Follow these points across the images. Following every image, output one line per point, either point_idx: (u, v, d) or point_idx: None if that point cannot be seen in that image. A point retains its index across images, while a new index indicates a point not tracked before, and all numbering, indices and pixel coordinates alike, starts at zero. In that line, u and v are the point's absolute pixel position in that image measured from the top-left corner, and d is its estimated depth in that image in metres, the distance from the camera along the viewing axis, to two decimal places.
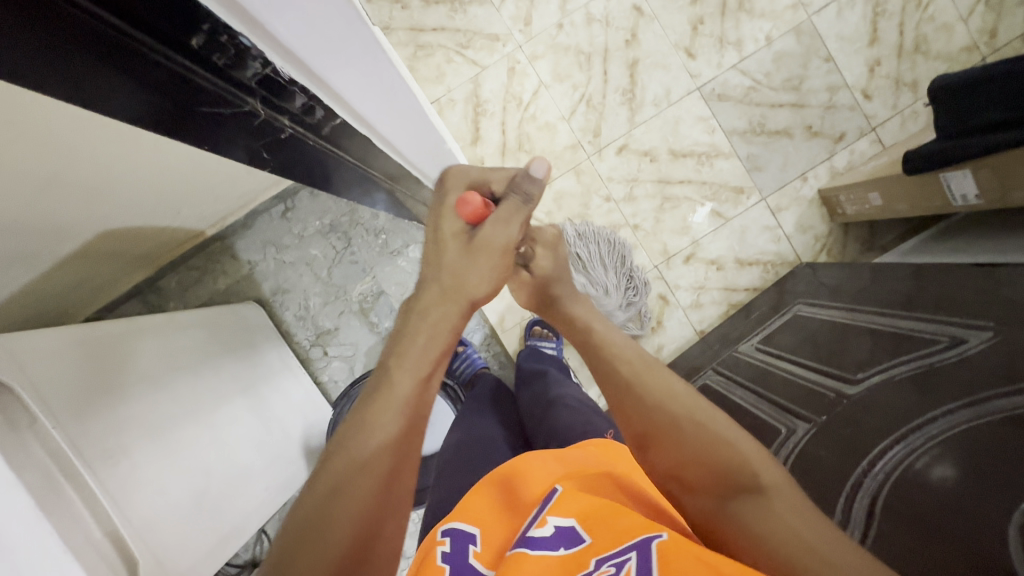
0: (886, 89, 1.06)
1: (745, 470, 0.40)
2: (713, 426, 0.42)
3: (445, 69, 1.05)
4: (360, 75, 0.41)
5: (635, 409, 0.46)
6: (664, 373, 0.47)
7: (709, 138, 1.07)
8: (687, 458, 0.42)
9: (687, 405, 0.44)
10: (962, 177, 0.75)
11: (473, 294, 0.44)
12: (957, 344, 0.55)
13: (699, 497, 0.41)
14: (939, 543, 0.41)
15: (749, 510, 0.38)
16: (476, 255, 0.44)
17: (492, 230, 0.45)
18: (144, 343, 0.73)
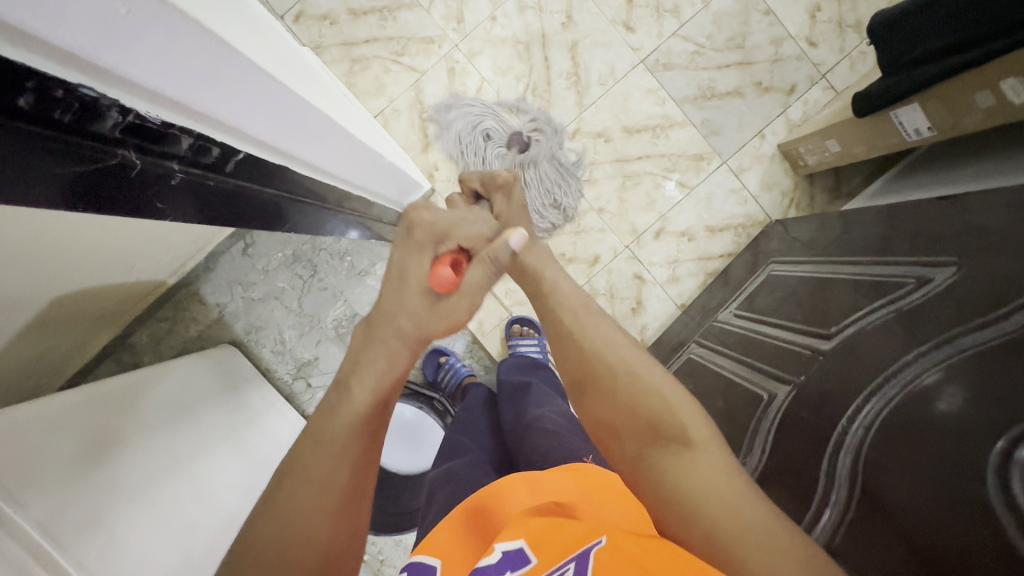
0: (830, 34, 1.05)
1: (670, 419, 0.41)
2: (646, 379, 0.44)
3: (384, 80, 1.03)
4: (266, 105, 0.38)
5: (574, 357, 0.49)
6: (606, 327, 0.50)
7: (660, 109, 1.05)
8: (617, 406, 0.44)
9: (626, 362, 0.46)
10: (912, 111, 0.74)
11: (427, 337, 0.43)
12: (924, 284, 0.54)
13: (625, 442, 0.43)
14: (926, 488, 0.39)
15: (666, 455, 0.40)
16: (435, 315, 0.43)
17: (458, 298, 0.44)
18: (114, 405, 0.71)
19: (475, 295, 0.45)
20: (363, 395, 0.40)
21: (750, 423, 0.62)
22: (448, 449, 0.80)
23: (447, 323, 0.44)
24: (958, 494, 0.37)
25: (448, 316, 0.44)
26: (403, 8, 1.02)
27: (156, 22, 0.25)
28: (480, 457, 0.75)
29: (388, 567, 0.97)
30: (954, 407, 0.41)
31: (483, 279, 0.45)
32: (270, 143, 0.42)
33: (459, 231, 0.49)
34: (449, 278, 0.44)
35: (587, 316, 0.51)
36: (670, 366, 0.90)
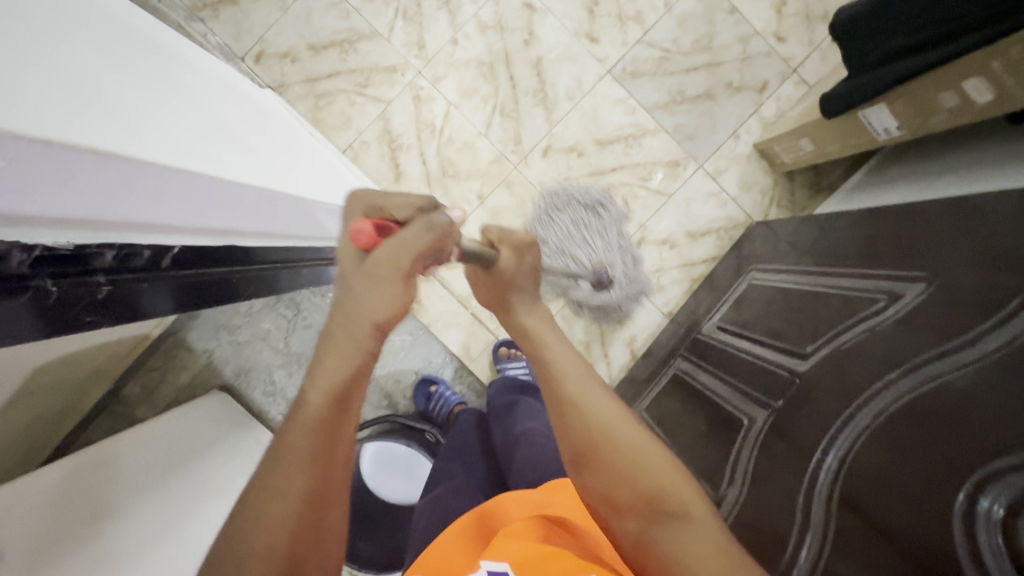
0: (798, 27, 1.03)
1: (672, 497, 0.41)
2: (646, 455, 0.43)
3: (350, 112, 1.02)
4: (199, 199, 0.38)
5: (574, 429, 0.45)
6: (597, 391, 0.48)
7: (632, 118, 1.04)
8: (619, 480, 0.42)
9: (625, 433, 0.44)
10: (879, 111, 0.72)
11: (375, 320, 0.40)
12: (896, 301, 0.53)
13: (626, 521, 0.41)
14: (897, 532, 0.38)
15: (672, 537, 0.39)
16: (367, 282, 0.39)
17: (383, 257, 0.39)
18: (97, 474, 0.71)
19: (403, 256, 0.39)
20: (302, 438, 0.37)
21: (730, 453, 0.61)
22: (435, 477, 0.78)
23: (381, 292, 0.39)
24: (925, 537, 0.37)
25: (377, 283, 0.39)
26: (363, 39, 1.01)
27: (54, 166, 0.25)
28: (471, 481, 0.74)
29: None
30: (913, 438, 0.41)
31: (416, 238, 0.39)
32: (208, 225, 0.41)
33: (392, 199, 0.42)
34: (370, 242, 0.39)
35: (589, 382, 0.48)
36: (658, 382, 0.89)
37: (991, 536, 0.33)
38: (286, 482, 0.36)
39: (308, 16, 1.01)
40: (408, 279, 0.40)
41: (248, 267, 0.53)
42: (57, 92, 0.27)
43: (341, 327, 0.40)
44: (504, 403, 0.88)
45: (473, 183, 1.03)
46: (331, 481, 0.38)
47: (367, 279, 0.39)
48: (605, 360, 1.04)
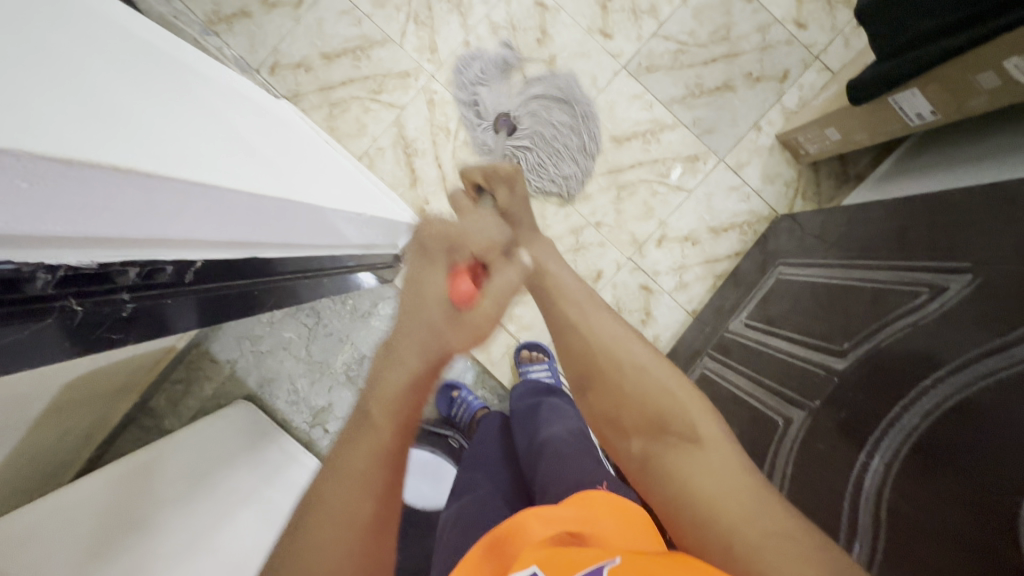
0: (820, 13, 0.99)
1: (677, 414, 0.43)
2: (653, 376, 0.46)
3: (365, 119, 1.02)
4: (219, 213, 0.37)
5: (582, 353, 0.50)
6: (604, 316, 0.52)
7: (649, 114, 1.02)
8: (623, 399, 0.46)
9: (632, 359, 0.48)
10: (911, 96, 0.69)
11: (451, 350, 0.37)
12: (939, 294, 0.50)
13: (632, 439, 0.44)
14: (954, 540, 0.36)
15: (675, 455, 0.40)
16: (457, 328, 0.37)
17: (486, 306, 0.38)
18: (126, 487, 0.71)
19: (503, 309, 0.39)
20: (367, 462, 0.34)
21: (766, 456, 0.59)
22: (459, 484, 0.77)
23: (469, 331, 0.38)
24: (989, 548, 0.34)
25: (470, 330, 0.38)
26: (375, 46, 1.01)
27: (67, 184, 0.24)
28: (493, 490, 0.73)
29: None
30: (970, 440, 0.38)
31: (509, 284, 0.40)
32: (228, 239, 0.41)
33: (472, 238, 0.43)
34: (468, 295, 0.38)
35: (592, 309, 0.53)
36: (685, 382, 0.87)
37: None
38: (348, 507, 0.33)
39: (320, 25, 1.02)
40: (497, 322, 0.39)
41: (270, 278, 0.52)
42: (71, 109, 0.26)
43: (410, 349, 0.36)
44: (526, 408, 0.86)
45: None
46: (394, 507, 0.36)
47: (458, 326, 0.38)
48: None
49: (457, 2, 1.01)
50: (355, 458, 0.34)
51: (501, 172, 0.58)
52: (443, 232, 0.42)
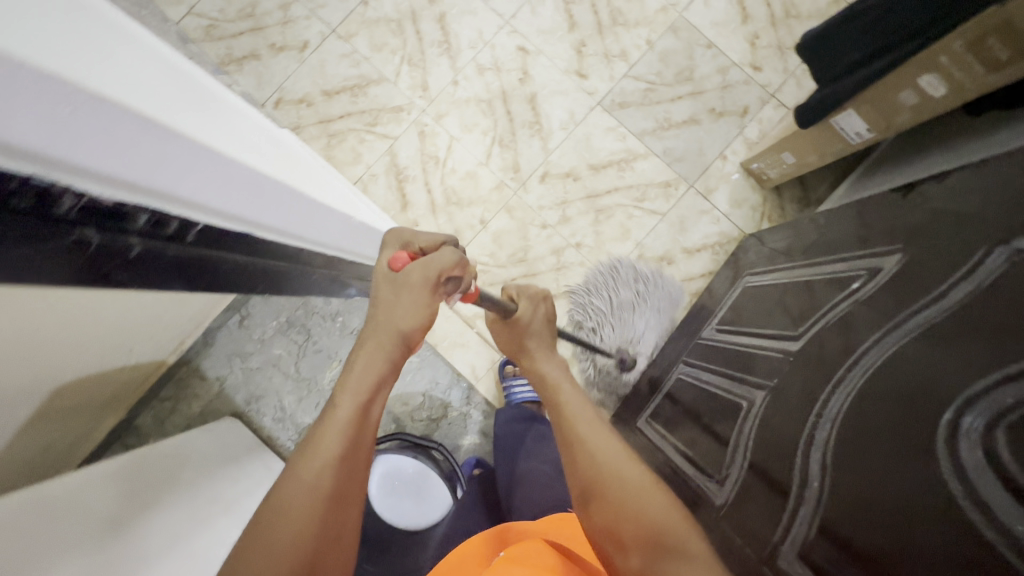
0: (772, 57, 1.11)
1: (671, 534, 0.47)
2: (651, 495, 0.50)
3: (360, 149, 1.10)
4: (218, 177, 0.43)
5: (588, 468, 0.53)
6: (604, 429, 0.57)
7: (623, 144, 1.11)
8: (620, 514, 0.49)
9: (632, 471, 0.52)
10: (848, 117, 0.77)
11: (399, 326, 0.49)
12: (875, 274, 0.55)
13: (629, 553, 0.47)
14: (887, 473, 0.39)
15: (670, 569, 0.44)
16: (400, 292, 0.50)
17: (413, 268, 0.50)
18: (106, 488, 0.72)
19: (434, 265, 0.51)
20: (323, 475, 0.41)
21: (732, 435, 0.62)
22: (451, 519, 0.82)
23: (410, 303, 0.50)
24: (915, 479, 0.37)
25: (410, 289, 0.50)
26: (372, 84, 1.11)
27: (97, 115, 0.29)
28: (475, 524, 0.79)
29: None
30: (899, 384, 0.42)
31: (439, 259, 0.51)
32: (226, 209, 0.45)
33: (423, 238, 0.56)
34: (405, 264, 0.51)
35: (596, 427, 0.58)
36: (661, 389, 0.89)
37: (972, 453, 0.34)
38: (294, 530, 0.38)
39: (322, 66, 1.12)
40: (432, 290, 0.51)
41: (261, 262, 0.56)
42: (118, 68, 0.32)
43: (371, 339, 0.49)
44: (514, 434, 0.88)
45: (475, 209, 1.09)
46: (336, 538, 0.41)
47: (400, 288, 0.50)
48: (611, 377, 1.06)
49: (447, 46, 1.12)
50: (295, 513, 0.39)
51: (530, 291, 0.74)
52: (404, 234, 0.56)
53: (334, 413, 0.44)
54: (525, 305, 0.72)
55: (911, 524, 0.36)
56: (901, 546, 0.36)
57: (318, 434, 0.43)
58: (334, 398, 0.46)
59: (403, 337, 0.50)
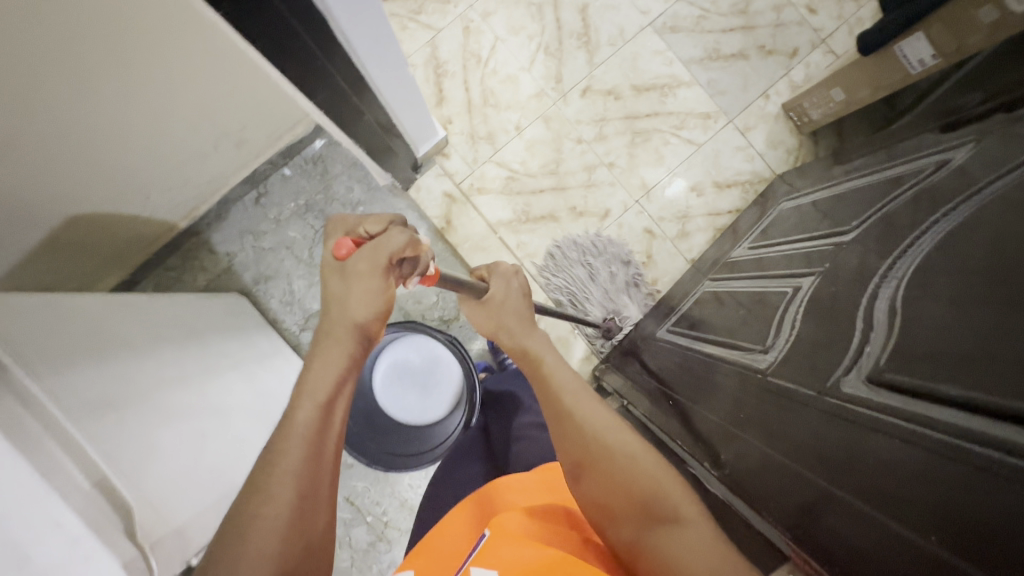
0: (828, 2, 1.09)
1: (664, 503, 0.45)
2: (640, 460, 0.48)
3: (401, 36, 1.06)
4: None
5: (575, 439, 0.50)
6: (588, 396, 0.53)
7: (668, 69, 1.09)
8: (615, 488, 0.47)
9: (619, 439, 0.49)
10: (916, 40, 0.77)
11: (354, 318, 0.45)
12: (944, 164, 0.55)
13: (621, 527, 0.45)
14: (966, 292, 0.37)
15: (661, 537, 0.43)
16: (349, 281, 0.44)
17: (362, 259, 0.44)
18: (119, 315, 0.69)
19: (375, 259, 0.44)
20: (286, 486, 0.38)
21: (774, 317, 0.62)
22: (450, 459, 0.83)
23: (362, 291, 0.44)
24: (1005, 273, 0.34)
25: (360, 277, 0.44)
26: None
27: None
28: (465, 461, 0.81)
29: (393, 527, 1.01)
30: (981, 221, 0.41)
31: (387, 242, 0.45)
32: None
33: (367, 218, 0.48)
34: (348, 251, 0.45)
35: (583, 397, 0.53)
36: (681, 307, 0.91)
37: None
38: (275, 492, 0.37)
39: None
40: (386, 273, 0.45)
41: (306, 67, 0.53)
42: None
43: (331, 328, 0.45)
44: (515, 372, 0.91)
45: (512, 114, 1.07)
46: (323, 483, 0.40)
47: (350, 276, 0.45)
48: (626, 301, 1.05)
49: None
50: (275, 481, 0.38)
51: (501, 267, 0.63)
52: (349, 221, 0.49)
53: (292, 420, 0.41)
54: (499, 287, 0.61)
55: (997, 324, 0.33)
56: (992, 337, 0.33)
57: (275, 448, 0.39)
58: (290, 404, 0.42)
59: (364, 330, 0.46)
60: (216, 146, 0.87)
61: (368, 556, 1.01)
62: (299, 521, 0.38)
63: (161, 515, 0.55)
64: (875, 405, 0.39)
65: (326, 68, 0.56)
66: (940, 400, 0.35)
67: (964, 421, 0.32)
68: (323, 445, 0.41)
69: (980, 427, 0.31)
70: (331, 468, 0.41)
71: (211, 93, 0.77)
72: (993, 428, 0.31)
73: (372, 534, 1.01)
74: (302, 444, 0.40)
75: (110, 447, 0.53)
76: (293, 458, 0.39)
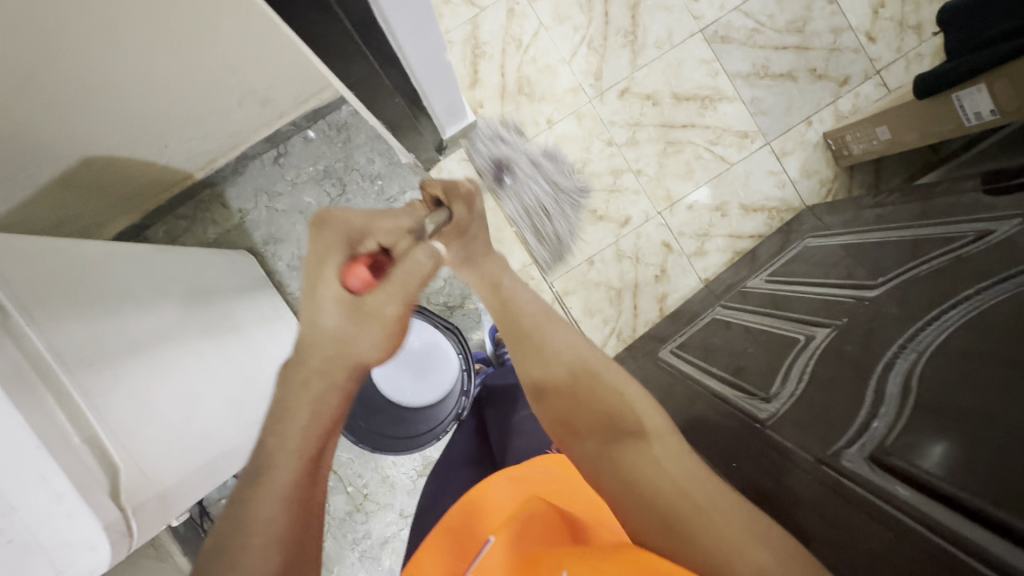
0: (890, 32, 1.05)
1: (629, 417, 0.46)
2: (602, 377, 0.51)
3: (443, 9, 1.02)
4: None
5: (538, 364, 0.54)
6: (559, 324, 0.57)
7: (712, 81, 1.05)
8: (578, 406, 0.50)
9: (582, 361, 0.53)
10: (976, 92, 0.73)
11: (363, 359, 0.46)
12: (985, 235, 0.52)
13: (585, 440, 0.47)
14: (995, 392, 0.36)
15: (625, 449, 0.44)
16: (362, 320, 0.46)
17: (378, 300, 0.46)
18: (125, 265, 0.68)
19: (398, 292, 0.46)
20: (272, 554, 0.38)
21: (782, 364, 0.61)
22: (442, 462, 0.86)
23: (372, 328, 0.46)
24: None
25: (376, 315, 0.46)
26: None
27: None
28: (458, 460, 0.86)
29: (372, 501, 1.03)
30: (1013, 315, 0.39)
31: (412, 271, 0.46)
32: None
33: (378, 232, 0.48)
34: (362, 285, 0.46)
35: (545, 322, 0.57)
36: (687, 330, 0.89)
37: None
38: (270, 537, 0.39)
39: None
40: (402, 316, 0.47)
41: (340, 43, 0.51)
42: None
43: (318, 360, 0.45)
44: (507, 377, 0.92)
45: (546, 106, 1.04)
46: (307, 540, 0.41)
47: (362, 314, 0.46)
48: (633, 311, 1.04)
49: None
50: (262, 533, 0.39)
51: (457, 186, 0.57)
52: (353, 226, 0.48)
53: (275, 480, 0.41)
54: (461, 209, 0.56)
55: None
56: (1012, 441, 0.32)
57: (254, 509, 0.39)
58: (269, 463, 0.41)
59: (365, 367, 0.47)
60: (241, 101, 0.86)
61: (344, 524, 1.03)
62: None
63: (149, 478, 0.55)
64: (872, 483, 0.39)
65: (361, 47, 0.54)
66: (945, 500, 0.34)
67: (964, 528, 0.33)
68: (305, 508, 0.41)
69: (988, 544, 0.31)
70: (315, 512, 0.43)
71: (242, 48, 0.75)
72: (1000, 547, 0.31)
73: (351, 504, 1.03)
74: (284, 508, 0.40)
75: (105, 409, 0.52)
76: (280, 524, 0.39)
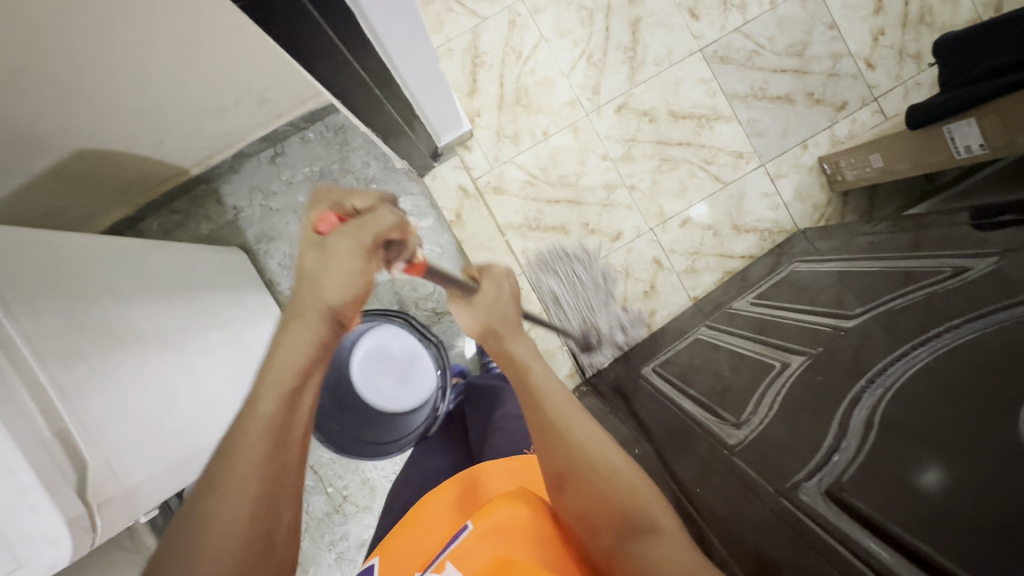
0: (889, 59, 1.05)
1: (643, 512, 0.44)
2: (621, 476, 0.47)
3: (445, 18, 1.03)
4: None
5: (557, 450, 0.49)
6: (578, 411, 0.52)
7: (710, 100, 1.05)
8: (595, 495, 0.46)
9: (604, 453, 0.48)
10: (966, 125, 0.73)
11: (332, 304, 0.45)
12: (961, 272, 0.52)
13: (600, 537, 0.45)
14: (954, 436, 0.36)
15: (642, 549, 0.42)
16: (328, 257, 0.44)
17: (341, 241, 0.44)
18: (112, 259, 0.68)
19: (358, 239, 0.44)
20: (248, 481, 0.36)
21: (756, 390, 0.61)
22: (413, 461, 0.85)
23: (342, 268, 0.44)
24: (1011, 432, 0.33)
25: (341, 254, 0.44)
26: None
27: None
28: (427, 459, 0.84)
29: (351, 503, 1.03)
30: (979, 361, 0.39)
31: (375, 221, 0.45)
32: None
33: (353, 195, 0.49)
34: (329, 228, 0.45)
35: (570, 406, 0.52)
36: (671, 348, 0.89)
37: None
38: (245, 467, 0.37)
39: None
40: (367, 259, 0.45)
41: (329, 54, 0.52)
42: None
43: (309, 309, 0.44)
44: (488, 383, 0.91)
45: (543, 118, 1.04)
46: (286, 473, 0.39)
47: (327, 254, 0.44)
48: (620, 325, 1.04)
49: None
50: (240, 464, 0.37)
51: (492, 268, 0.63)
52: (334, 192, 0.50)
53: (254, 410, 0.39)
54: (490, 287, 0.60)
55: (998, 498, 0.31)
56: (985, 499, 0.32)
57: (236, 437, 0.38)
58: (255, 392, 0.40)
59: (336, 312, 0.45)
60: (237, 101, 0.86)
61: (322, 525, 1.03)
62: (263, 532, 0.36)
63: (117, 474, 0.56)
64: (840, 533, 0.39)
65: (350, 58, 0.54)
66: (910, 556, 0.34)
67: None
68: (284, 438, 0.39)
69: None
70: (297, 447, 0.40)
71: (239, 48, 0.76)
72: None
73: (329, 505, 1.03)
74: (263, 438, 0.38)
75: (79, 403, 0.53)
76: (256, 452, 0.37)
